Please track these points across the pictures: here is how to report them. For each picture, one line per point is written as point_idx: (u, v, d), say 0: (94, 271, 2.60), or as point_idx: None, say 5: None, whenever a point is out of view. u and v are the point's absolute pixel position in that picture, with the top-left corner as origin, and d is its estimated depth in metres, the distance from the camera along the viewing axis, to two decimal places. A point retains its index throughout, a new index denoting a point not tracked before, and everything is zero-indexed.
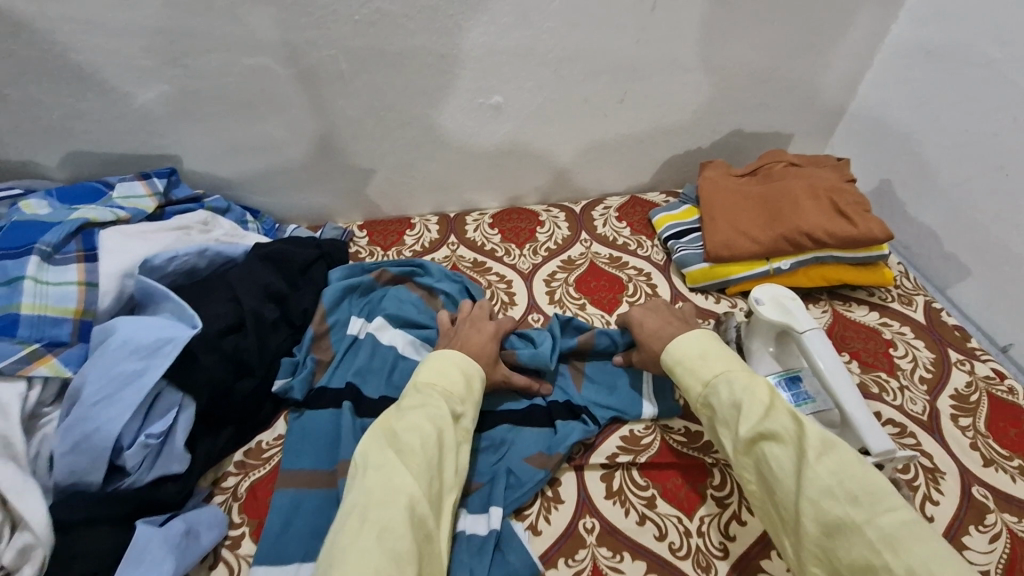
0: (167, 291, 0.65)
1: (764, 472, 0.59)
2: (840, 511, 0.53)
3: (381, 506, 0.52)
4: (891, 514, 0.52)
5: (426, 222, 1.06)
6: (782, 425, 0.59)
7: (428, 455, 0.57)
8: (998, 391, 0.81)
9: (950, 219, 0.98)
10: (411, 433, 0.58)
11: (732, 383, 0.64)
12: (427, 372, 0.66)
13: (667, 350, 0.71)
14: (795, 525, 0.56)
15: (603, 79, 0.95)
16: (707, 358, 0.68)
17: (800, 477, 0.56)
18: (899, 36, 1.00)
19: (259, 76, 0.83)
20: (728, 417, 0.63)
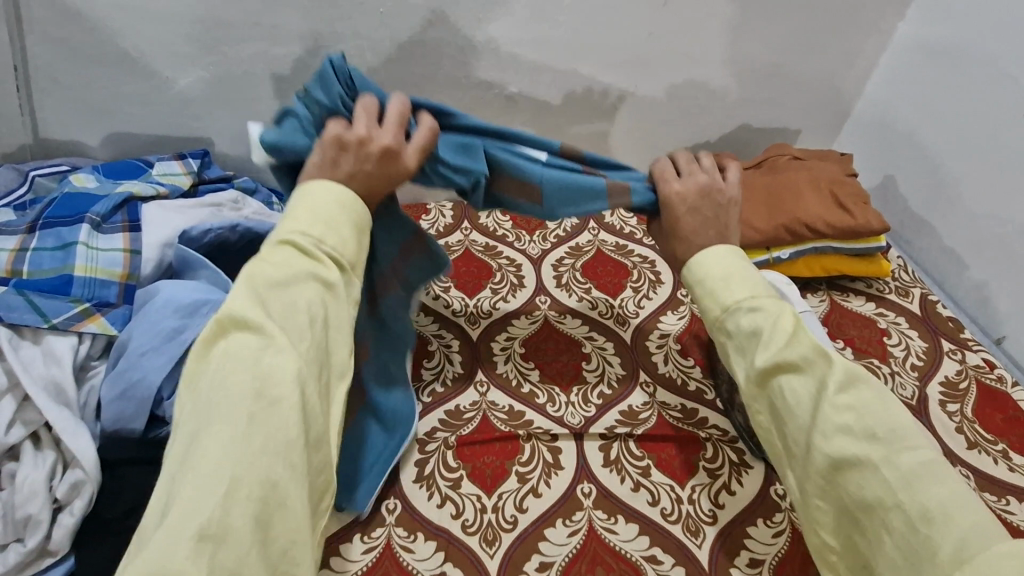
0: (204, 259, 0.71)
1: (776, 403, 0.58)
2: (858, 447, 0.53)
3: (266, 399, 0.44)
4: (912, 453, 0.52)
5: (441, 208, 1.09)
6: (804, 356, 0.57)
7: (315, 335, 0.50)
8: (987, 379, 0.84)
9: (950, 215, 1.00)
10: (297, 310, 0.50)
11: (756, 309, 0.61)
12: (314, 212, 0.55)
13: (692, 266, 0.67)
14: (804, 459, 0.56)
15: (614, 72, 0.99)
16: (731, 282, 0.64)
17: (817, 411, 0.55)
18: (905, 35, 1.03)
19: (289, 64, 0.89)
20: (745, 346, 0.61)
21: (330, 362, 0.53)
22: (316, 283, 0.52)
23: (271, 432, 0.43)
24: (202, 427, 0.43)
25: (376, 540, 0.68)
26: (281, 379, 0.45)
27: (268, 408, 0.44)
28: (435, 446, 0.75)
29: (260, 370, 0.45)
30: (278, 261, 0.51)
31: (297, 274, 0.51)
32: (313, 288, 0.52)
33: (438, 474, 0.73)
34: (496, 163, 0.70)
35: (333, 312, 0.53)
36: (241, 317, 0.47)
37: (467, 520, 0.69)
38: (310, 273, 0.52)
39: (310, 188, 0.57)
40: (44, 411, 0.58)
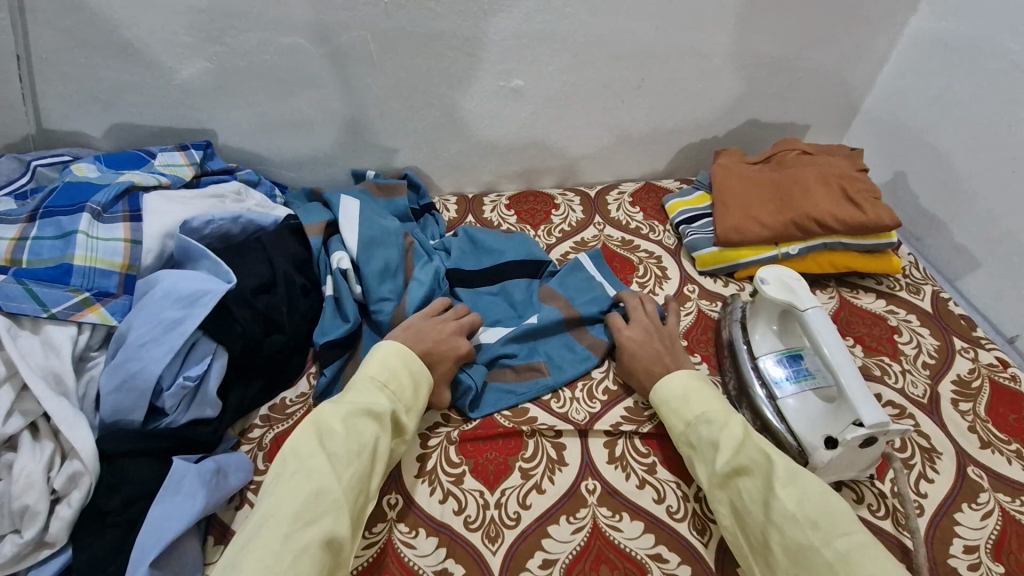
0: (204, 249, 0.71)
1: (736, 504, 0.62)
2: (802, 537, 0.56)
3: (308, 518, 0.54)
4: (848, 537, 0.55)
5: (445, 201, 1.10)
6: (752, 458, 0.63)
7: (359, 466, 0.59)
8: (1001, 378, 0.83)
9: (962, 212, 0.99)
10: (349, 439, 0.60)
11: (712, 421, 0.67)
12: (371, 364, 0.68)
13: (654, 390, 0.73)
14: (766, 554, 0.58)
15: (621, 65, 0.98)
16: (690, 399, 0.70)
17: (767, 506, 0.59)
18: (919, 28, 1.01)
19: (292, 55, 0.88)
20: (705, 454, 0.66)
21: (370, 491, 0.61)
22: (372, 418, 0.62)
23: (314, 549, 0.52)
24: (251, 537, 0.52)
25: (377, 535, 0.67)
26: (330, 503, 0.55)
27: (310, 529, 0.53)
28: (437, 441, 0.74)
29: (311, 490, 0.55)
30: (346, 399, 0.63)
31: (357, 410, 0.62)
32: (369, 424, 0.62)
33: (440, 469, 0.72)
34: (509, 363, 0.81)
35: (381, 448, 0.62)
36: (303, 449, 0.59)
37: (469, 516, 0.68)
38: (370, 411, 0.62)
39: (381, 344, 0.71)
40: (43, 401, 0.58)
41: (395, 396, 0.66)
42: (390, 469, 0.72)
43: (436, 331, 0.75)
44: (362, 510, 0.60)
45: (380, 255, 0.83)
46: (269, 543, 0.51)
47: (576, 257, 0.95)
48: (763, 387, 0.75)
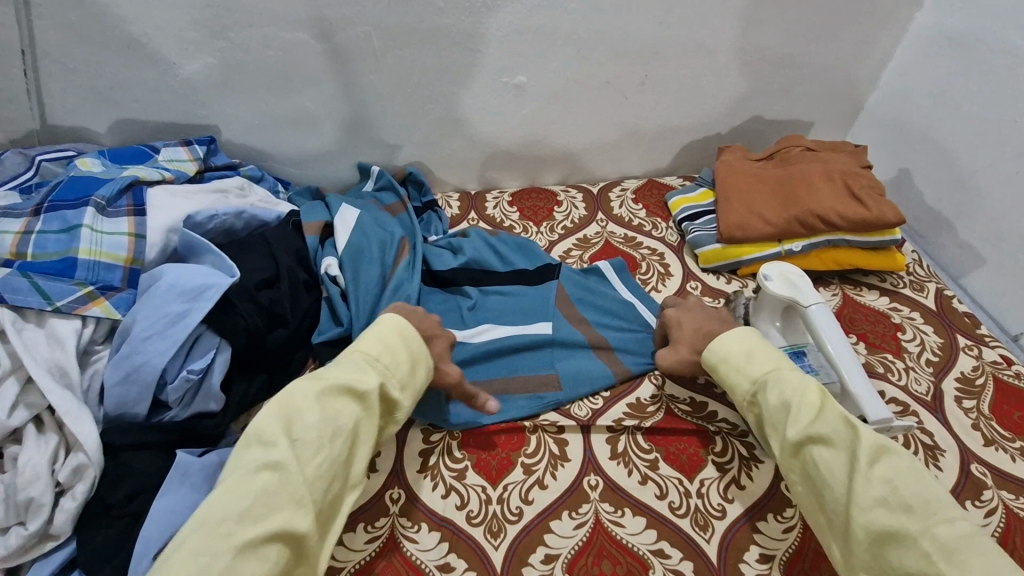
0: (208, 244, 0.71)
1: (812, 474, 0.61)
2: (891, 518, 0.54)
3: (258, 516, 0.51)
4: (946, 525, 0.53)
5: (448, 198, 1.10)
6: (833, 430, 0.61)
7: (333, 452, 0.57)
8: (1005, 376, 0.82)
9: (967, 208, 0.98)
10: (321, 421, 0.57)
11: (784, 386, 0.65)
12: (363, 341, 0.66)
13: (709, 348, 0.73)
14: (842, 527, 0.57)
15: (624, 61, 0.98)
16: (756, 360, 0.69)
17: (850, 482, 0.57)
18: (923, 25, 1.00)
19: (295, 50, 0.88)
20: (778, 421, 0.65)
21: (348, 476, 0.60)
22: (352, 399, 0.60)
23: (263, 544, 0.50)
24: (198, 525, 0.50)
25: (379, 530, 0.67)
26: (287, 494, 0.53)
27: (265, 519, 0.51)
28: (439, 437, 0.75)
29: (272, 480, 0.53)
30: (330, 376, 0.61)
31: (336, 388, 0.60)
32: (347, 404, 0.60)
33: (442, 464, 0.72)
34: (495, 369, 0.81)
35: (362, 431, 0.60)
36: (268, 432, 0.56)
37: (472, 511, 0.68)
38: (349, 390, 0.60)
39: (381, 319, 0.69)
40: (48, 393, 0.58)
41: (386, 372, 0.64)
42: (393, 464, 0.72)
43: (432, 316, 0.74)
44: (336, 497, 0.58)
45: (373, 263, 0.85)
46: (222, 534, 0.49)
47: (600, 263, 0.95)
48: None
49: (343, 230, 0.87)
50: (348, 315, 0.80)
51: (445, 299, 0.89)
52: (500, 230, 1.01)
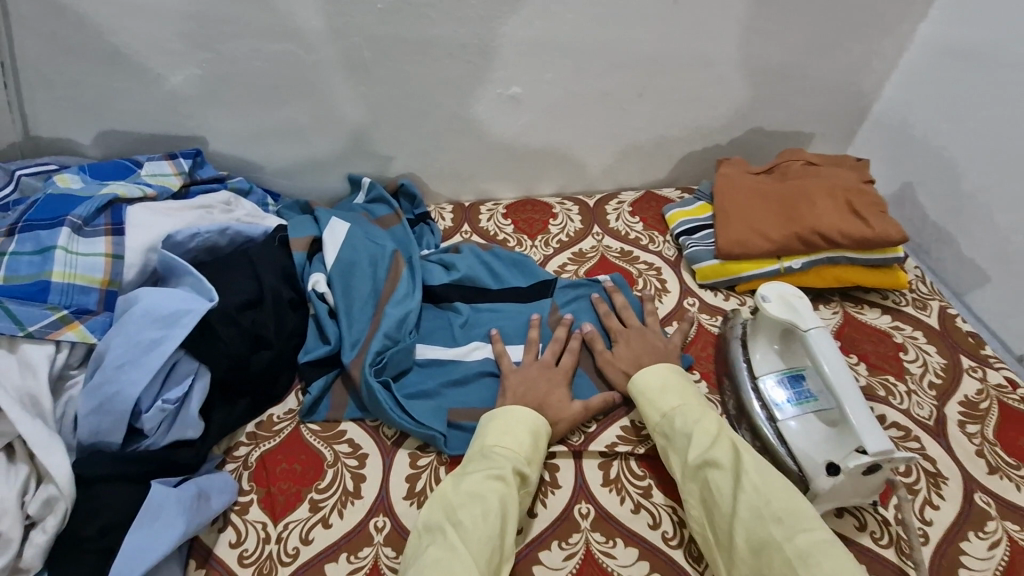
0: (187, 266, 0.70)
1: (704, 495, 0.63)
2: (765, 530, 0.58)
3: None
4: (808, 534, 0.57)
5: (441, 210, 1.08)
6: (722, 452, 0.65)
7: (489, 528, 0.59)
8: (1010, 400, 0.80)
9: (972, 224, 0.95)
10: (472, 504, 0.61)
11: (687, 416, 0.69)
12: (494, 434, 0.68)
13: (632, 380, 0.76)
14: (726, 545, 0.60)
15: (621, 73, 0.96)
16: (667, 392, 0.73)
17: (734, 499, 0.61)
18: (928, 36, 0.98)
19: (284, 61, 0.86)
20: (679, 444, 0.68)
21: (505, 551, 0.60)
22: (495, 479, 0.63)
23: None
24: None
25: (362, 560, 0.65)
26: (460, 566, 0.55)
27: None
28: (427, 461, 0.73)
29: (444, 555, 0.56)
30: (469, 469, 0.65)
31: (479, 475, 0.64)
32: (492, 485, 0.63)
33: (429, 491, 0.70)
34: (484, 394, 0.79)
35: (510, 508, 0.62)
36: (434, 525, 0.61)
37: None
38: (491, 473, 0.64)
39: (503, 409, 0.72)
40: (16, 423, 0.56)
41: (514, 456, 0.66)
42: (378, 491, 0.70)
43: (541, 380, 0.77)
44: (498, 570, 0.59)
45: (363, 282, 0.84)
46: None
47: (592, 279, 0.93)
48: (763, 408, 0.73)
49: (333, 247, 0.85)
50: (335, 336, 0.80)
51: (437, 317, 0.88)
52: (493, 244, 0.99)
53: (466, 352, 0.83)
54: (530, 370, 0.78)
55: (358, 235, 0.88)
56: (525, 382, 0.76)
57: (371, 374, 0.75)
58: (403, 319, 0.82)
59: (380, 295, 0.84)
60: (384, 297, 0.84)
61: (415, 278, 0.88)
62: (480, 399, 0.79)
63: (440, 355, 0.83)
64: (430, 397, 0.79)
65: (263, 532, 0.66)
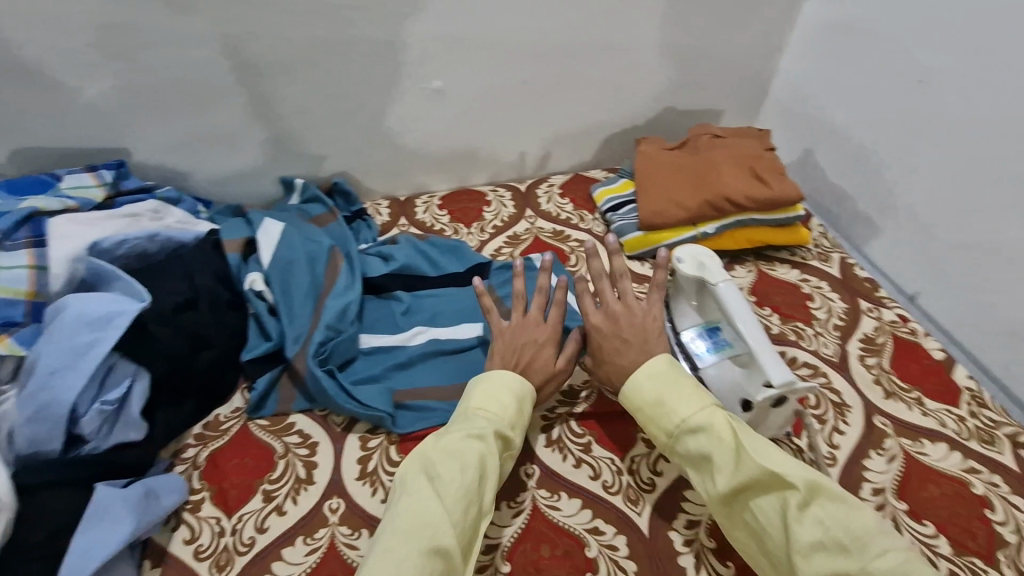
0: (116, 271, 0.71)
1: (750, 522, 0.59)
2: (834, 563, 0.53)
3: (408, 537, 0.55)
4: (883, 560, 0.53)
5: (378, 206, 1.11)
6: (757, 476, 0.58)
7: (466, 484, 0.59)
8: (902, 333, 0.90)
9: (862, 178, 1.04)
10: (450, 460, 0.60)
11: (699, 434, 0.62)
12: (479, 394, 0.67)
13: (624, 393, 0.68)
14: (790, 574, 0.56)
15: (537, 62, 1.00)
16: (667, 403, 0.65)
17: (788, 531, 0.55)
18: (812, 14, 1.07)
19: (202, 67, 0.86)
20: (700, 466, 0.62)
21: (481, 506, 0.61)
22: (476, 438, 0.63)
23: (421, 558, 0.53)
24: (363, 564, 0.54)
25: (319, 541, 0.67)
26: (433, 520, 0.56)
27: (417, 543, 0.54)
28: (377, 442, 0.76)
29: (418, 508, 0.57)
30: (452, 427, 0.65)
31: (460, 434, 0.63)
32: (472, 444, 0.62)
33: (380, 470, 0.73)
34: (430, 375, 0.83)
35: (489, 467, 0.62)
36: (410, 480, 0.60)
37: None
38: (471, 432, 0.63)
39: (490, 371, 0.70)
40: None
41: (497, 418, 0.65)
42: (330, 475, 0.72)
43: (527, 338, 0.74)
44: (474, 525, 0.60)
45: (301, 277, 0.85)
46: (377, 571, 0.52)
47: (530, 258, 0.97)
48: (685, 360, 0.78)
49: (268, 246, 0.86)
50: (277, 332, 0.81)
51: (379, 306, 0.90)
52: (430, 234, 1.03)
53: (410, 337, 0.86)
54: (521, 323, 0.75)
55: (294, 234, 0.89)
56: (511, 341, 0.74)
57: (314, 364, 0.77)
58: (344, 310, 0.84)
59: (320, 290, 0.85)
60: (325, 291, 0.85)
61: (354, 271, 0.90)
62: (425, 379, 0.82)
63: (384, 341, 0.86)
64: (376, 381, 0.82)
65: (218, 526, 0.68)
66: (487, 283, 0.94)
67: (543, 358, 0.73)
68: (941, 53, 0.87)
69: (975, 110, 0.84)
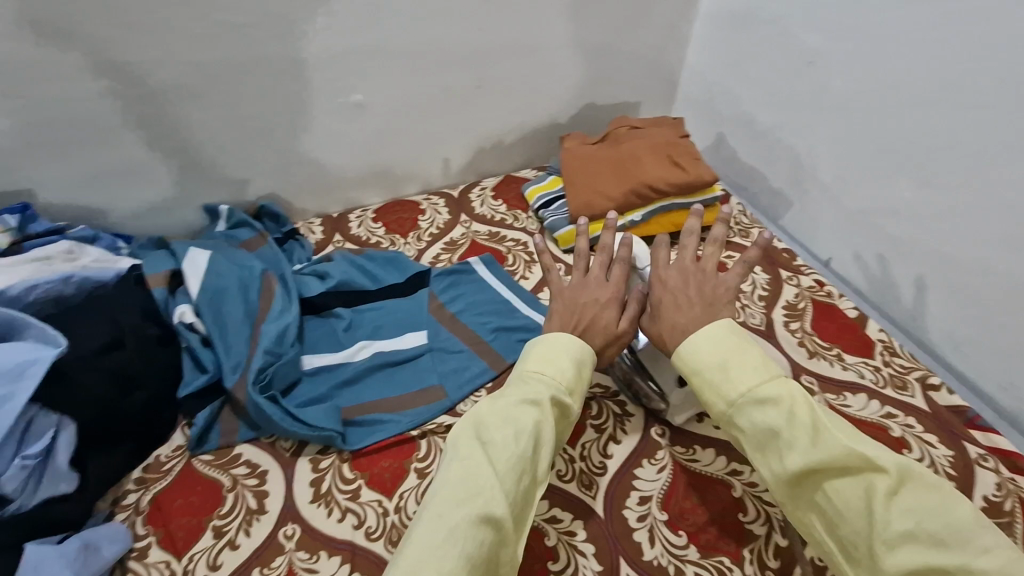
0: (26, 319, 0.67)
1: (824, 507, 0.52)
2: (927, 557, 0.47)
3: (461, 502, 0.53)
4: (987, 557, 0.46)
5: (310, 225, 1.09)
6: (841, 457, 0.51)
7: (522, 450, 0.57)
8: (820, 296, 0.96)
9: (772, 157, 1.11)
10: (504, 426, 0.58)
11: (764, 408, 0.54)
12: (537, 358, 0.65)
13: (678, 355, 0.60)
14: (869, 564, 0.50)
15: (454, 69, 1.02)
16: (731, 372, 0.57)
17: (874, 518, 0.49)
18: (710, 6, 1.13)
19: (106, 98, 0.83)
20: (764, 442, 0.54)
21: (536, 475, 0.58)
22: (531, 403, 0.60)
23: (469, 526, 0.51)
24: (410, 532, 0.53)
25: (276, 569, 0.66)
26: (484, 488, 0.54)
27: (467, 509, 0.52)
28: (328, 463, 0.75)
29: (470, 475, 0.55)
30: (509, 393, 0.62)
31: (515, 400, 0.60)
32: (527, 410, 0.60)
33: (335, 489, 0.72)
34: (376, 389, 0.83)
35: (545, 434, 0.59)
36: (461, 446, 0.58)
37: (370, 527, 0.69)
38: (526, 398, 0.60)
39: (550, 335, 0.67)
40: None
41: (554, 383, 0.63)
42: (282, 501, 0.71)
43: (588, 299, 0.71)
44: (529, 492, 0.57)
45: (234, 305, 0.83)
46: (429, 540, 0.51)
47: (469, 261, 0.99)
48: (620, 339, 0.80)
49: (195, 276, 0.84)
50: (213, 364, 0.79)
51: (320, 326, 0.90)
52: (366, 249, 1.02)
53: (354, 352, 0.86)
54: (581, 282, 0.73)
55: (222, 261, 0.87)
56: (571, 303, 0.71)
57: (255, 391, 0.75)
58: (282, 333, 0.82)
59: (255, 315, 0.84)
60: (260, 316, 0.84)
61: (290, 293, 0.88)
62: (372, 393, 0.82)
63: (327, 361, 0.85)
64: (323, 401, 0.81)
65: (168, 569, 0.65)
66: (429, 290, 0.95)
67: (607, 317, 0.70)
68: (822, 37, 0.94)
69: (855, 86, 0.92)
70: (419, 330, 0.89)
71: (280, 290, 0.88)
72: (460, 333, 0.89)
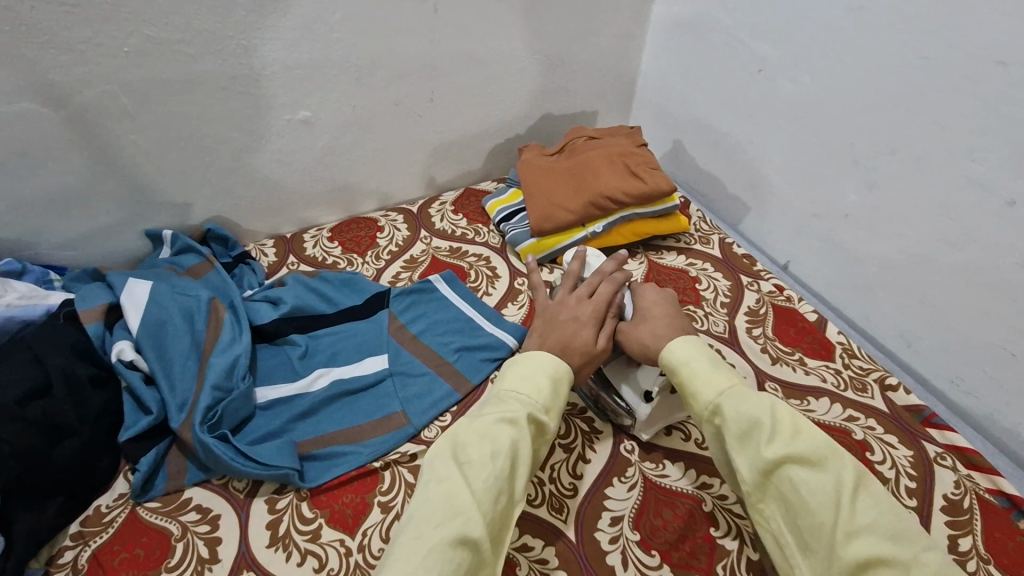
0: None
1: (789, 496, 0.54)
2: (880, 546, 0.49)
3: (439, 522, 0.51)
4: (932, 553, 0.48)
5: (262, 247, 1.04)
6: (815, 449, 0.55)
7: (499, 469, 0.55)
8: (780, 301, 0.97)
9: (727, 163, 1.12)
10: (480, 445, 0.57)
11: (747, 398, 0.58)
12: (512, 378, 0.64)
13: (669, 351, 0.65)
14: (826, 551, 0.50)
15: (405, 82, 0.99)
16: (719, 369, 0.62)
17: (839, 504, 0.51)
18: (661, 14, 1.14)
19: (26, 121, 0.77)
20: (744, 430, 0.57)
21: (513, 494, 0.57)
22: (507, 422, 0.59)
23: (446, 548, 0.49)
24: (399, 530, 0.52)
25: None
26: (463, 508, 0.52)
27: (445, 530, 0.51)
28: (286, 502, 0.71)
29: (448, 494, 0.53)
30: (484, 412, 0.61)
31: (490, 420, 0.59)
32: (504, 429, 0.59)
33: (293, 531, 0.69)
34: (337, 419, 0.79)
35: (522, 452, 0.58)
36: (438, 465, 0.57)
37: (332, 569, 0.65)
38: (503, 416, 0.60)
39: (526, 356, 0.67)
40: None
41: (530, 402, 0.62)
42: (236, 547, 0.67)
43: (568, 318, 0.73)
44: (506, 513, 0.56)
45: (179, 339, 0.79)
46: (409, 555, 0.49)
47: (428, 279, 0.96)
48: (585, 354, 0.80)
49: (135, 309, 0.78)
50: (157, 404, 0.74)
51: (274, 355, 0.85)
52: (321, 270, 0.98)
53: (313, 381, 0.82)
54: (562, 302, 0.76)
55: (164, 291, 0.81)
56: (550, 323, 0.73)
57: (202, 430, 0.71)
58: (234, 366, 0.78)
59: (202, 349, 0.79)
60: (208, 349, 0.79)
61: (239, 322, 0.84)
62: (332, 424, 0.78)
63: (282, 392, 0.81)
64: (279, 436, 0.76)
65: None
66: (388, 310, 0.92)
67: (585, 333, 0.71)
68: (770, 45, 0.95)
69: (803, 93, 0.93)
70: (381, 354, 0.86)
71: (229, 319, 0.83)
72: (422, 355, 0.86)
